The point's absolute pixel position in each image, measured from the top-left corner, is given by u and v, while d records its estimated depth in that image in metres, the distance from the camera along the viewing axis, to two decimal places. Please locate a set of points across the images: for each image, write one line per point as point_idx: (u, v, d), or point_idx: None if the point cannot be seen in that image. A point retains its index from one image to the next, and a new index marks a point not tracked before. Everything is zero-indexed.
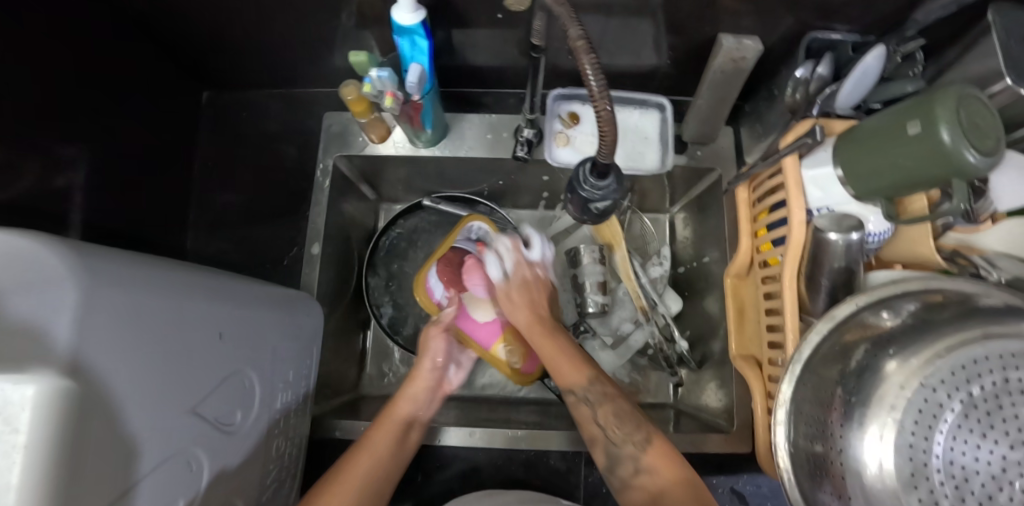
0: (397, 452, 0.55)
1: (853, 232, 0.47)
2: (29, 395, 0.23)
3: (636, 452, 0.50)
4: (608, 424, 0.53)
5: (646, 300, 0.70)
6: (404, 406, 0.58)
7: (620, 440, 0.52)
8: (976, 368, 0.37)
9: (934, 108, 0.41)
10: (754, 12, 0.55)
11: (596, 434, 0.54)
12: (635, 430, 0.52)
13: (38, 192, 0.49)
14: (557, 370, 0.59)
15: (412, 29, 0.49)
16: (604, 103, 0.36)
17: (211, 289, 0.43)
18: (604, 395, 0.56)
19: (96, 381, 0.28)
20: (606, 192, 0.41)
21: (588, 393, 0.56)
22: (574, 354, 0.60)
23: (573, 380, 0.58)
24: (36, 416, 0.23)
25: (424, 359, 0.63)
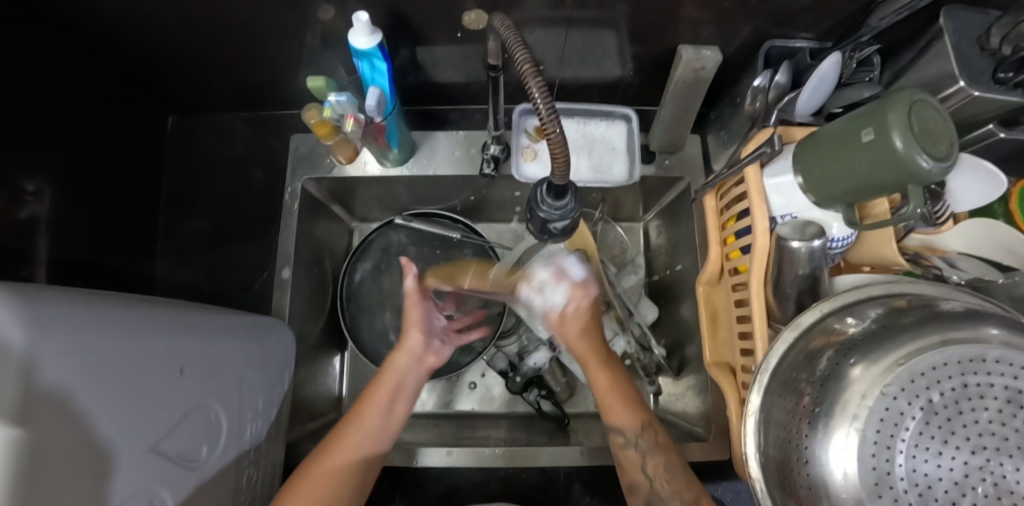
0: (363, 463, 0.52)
1: (815, 239, 0.47)
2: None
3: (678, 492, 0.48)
4: (658, 479, 0.49)
5: (622, 309, 0.70)
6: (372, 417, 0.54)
7: (667, 495, 0.48)
8: (935, 374, 0.37)
9: (886, 115, 0.42)
10: (710, 22, 0.55)
11: (640, 483, 0.50)
12: (684, 488, 0.48)
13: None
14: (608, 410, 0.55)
15: (369, 52, 0.49)
16: (553, 124, 0.35)
17: (169, 324, 0.42)
18: (657, 445, 0.51)
19: (43, 429, 0.28)
20: (564, 211, 0.41)
21: (639, 439, 0.51)
22: (629, 394, 0.56)
23: (620, 419, 0.54)
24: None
25: (408, 333, 0.59)
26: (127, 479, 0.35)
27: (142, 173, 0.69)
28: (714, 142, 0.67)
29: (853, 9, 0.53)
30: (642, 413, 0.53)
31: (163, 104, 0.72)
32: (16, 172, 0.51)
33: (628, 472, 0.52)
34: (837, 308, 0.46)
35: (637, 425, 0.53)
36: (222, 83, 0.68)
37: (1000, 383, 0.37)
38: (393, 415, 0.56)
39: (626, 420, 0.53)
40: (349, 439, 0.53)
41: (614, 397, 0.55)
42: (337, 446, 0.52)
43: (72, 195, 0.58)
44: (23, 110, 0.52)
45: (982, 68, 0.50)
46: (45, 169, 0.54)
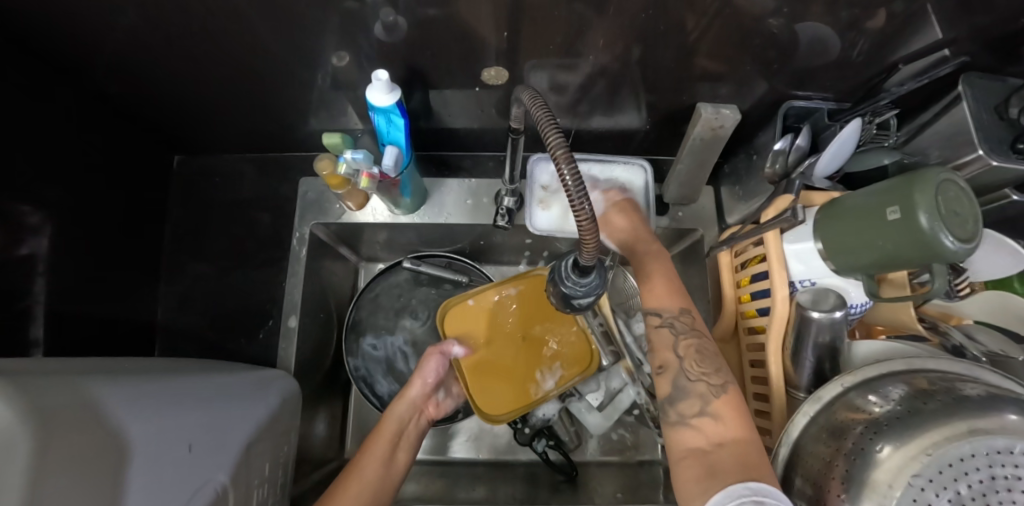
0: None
1: (836, 310, 0.47)
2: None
3: (706, 394, 0.46)
4: (689, 356, 0.48)
5: (631, 359, 0.65)
6: (373, 466, 0.55)
7: (693, 377, 0.47)
8: (963, 466, 0.36)
9: (911, 195, 0.41)
10: (729, 79, 0.55)
11: (670, 361, 0.49)
12: (713, 371, 0.47)
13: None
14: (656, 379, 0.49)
15: (387, 109, 0.48)
16: (585, 208, 0.34)
17: (168, 403, 0.41)
18: (692, 330, 0.50)
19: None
20: (589, 288, 0.40)
21: (675, 318, 0.51)
22: (673, 281, 0.54)
23: (664, 301, 0.52)
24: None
25: (415, 380, 0.62)
26: None
27: (145, 213, 0.67)
28: (728, 195, 0.66)
29: (871, 73, 0.53)
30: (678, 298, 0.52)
31: (169, 143, 0.70)
32: (15, 204, 0.49)
33: (658, 352, 0.50)
34: (858, 382, 0.46)
35: (677, 308, 0.52)
36: (231, 123, 0.66)
37: None
38: (394, 461, 0.57)
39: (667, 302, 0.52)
40: (357, 479, 0.53)
41: (662, 286, 0.53)
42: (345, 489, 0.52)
43: (74, 232, 0.56)
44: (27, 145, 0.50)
45: (1000, 137, 0.50)
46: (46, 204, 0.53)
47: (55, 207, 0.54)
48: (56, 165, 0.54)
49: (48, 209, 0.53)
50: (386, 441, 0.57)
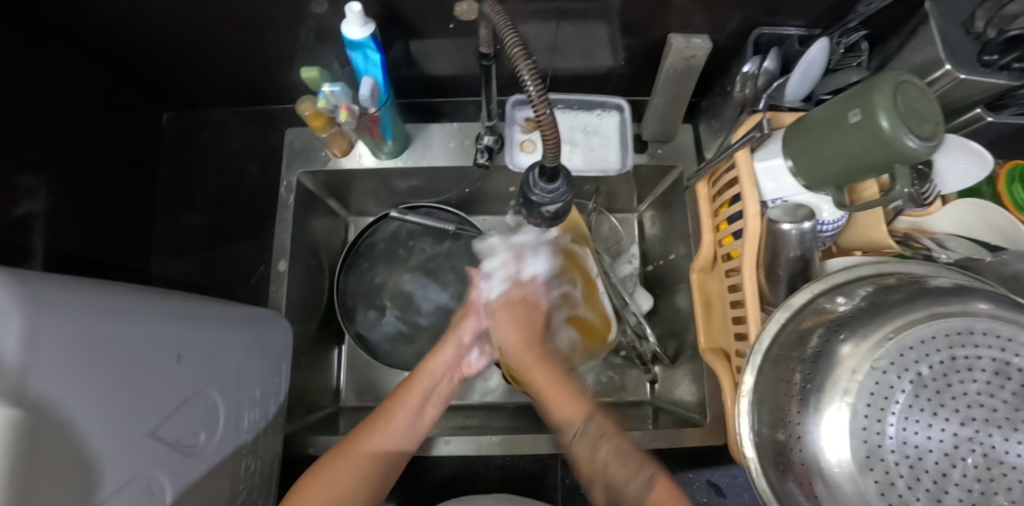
0: (383, 468, 0.52)
1: (806, 221, 0.48)
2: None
3: (641, 493, 0.45)
4: (613, 463, 0.47)
5: (617, 299, 0.71)
6: (398, 424, 0.54)
7: (627, 482, 0.46)
8: (923, 348, 0.37)
9: (872, 96, 0.42)
10: (700, 10, 0.56)
11: (594, 474, 0.47)
12: (636, 469, 0.46)
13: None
14: (551, 403, 0.51)
15: (362, 43, 0.50)
16: (545, 108, 0.36)
17: (169, 312, 0.43)
18: (608, 430, 0.49)
19: (45, 411, 0.28)
20: (558, 194, 0.41)
21: (587, 428, 0.49)
22: (557, 381, 0.53)
23: (566, 414, 0.50)
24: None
25: (451, 336, 0.59)
26: (122, 463, 0.35)
27: (138, 168, 0.69)
28: (706, 131, 0.68)
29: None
30: (584, 405, 0.50)
31: (157, 100, 0.72)
32: (12, 169, 0.51)
33: (582, 464, 0.48)
34: (828, 288, 0.47)
35: (586, 413, 0.50)
36: (216, 78, 0.68)
37: (987, 355, 0.37)
38: (424, 414, 0.56)
39: (569, 410, 0.50)
40: (381, 432, 0.53)
41: (561, 393, 0.52)
42: (366, 438, 0.52)
43: (67, 189, 0.58)
44: (21, 107, 0.52)
45: (968, 52, 0.51)
46: (42, 165, 0.54)
47: (48, 170, 0.55)
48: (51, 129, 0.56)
49: (43, 172, 0.54)
50: (416, 399, 0.55)
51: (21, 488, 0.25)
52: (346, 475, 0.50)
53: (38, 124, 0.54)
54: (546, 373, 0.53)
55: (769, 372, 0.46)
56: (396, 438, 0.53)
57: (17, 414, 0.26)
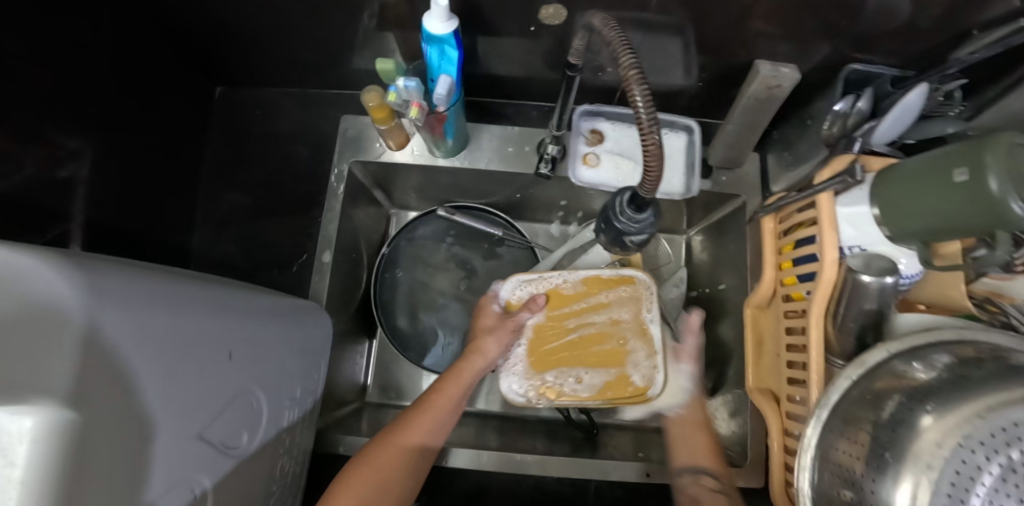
0: (418, 464, 0.53)
1: (887, 276, 0.45)
2: (23, 426, 0.22)
3: None
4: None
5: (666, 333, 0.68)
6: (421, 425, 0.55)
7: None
8: (1017, 431, 0.35)
9: (983, 155, 0.40)
10: (791, 39, 0.53)
11: None
12: None
13: (36, 184, 0.47)
14: (691, 450, 0.56)
15: (442, 38, 0.47)
16: (653, 135, 0.34)
17: (221, 305, 0.41)
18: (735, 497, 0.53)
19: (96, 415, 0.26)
20: (643, 225, 0.39)
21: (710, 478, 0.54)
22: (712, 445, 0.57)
23: (708, 462, 0.55)
24: (32, 449, 0.22)
25: (489, 338, 0.61)
26: (170, 466, 0.33)
27: (187, 142, 0.67)
28: (775, 163, 0.65)
29: (942, 38, 0.50)
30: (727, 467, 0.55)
31: (211, 74, 0.70)
32: (56, 128, 0.49)
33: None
34: (903, 349, 0.44)
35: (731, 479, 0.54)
36: (274, 58, 0.65)
37: None
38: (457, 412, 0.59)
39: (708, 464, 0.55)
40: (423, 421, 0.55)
41: (701, 450, 0.56)
42: (408, 428, 0.54)
43: (112, 155, 0.56)
44: (70, 64, 0.50)
45: None
46: (88, 128, 0.52)
47: (95, 132, 0.53)
48: (100, 94, 0.54)
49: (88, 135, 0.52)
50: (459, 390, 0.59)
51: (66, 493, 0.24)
52: (388, 460, 0.51)
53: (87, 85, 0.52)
54: (698, 426, 0.58)
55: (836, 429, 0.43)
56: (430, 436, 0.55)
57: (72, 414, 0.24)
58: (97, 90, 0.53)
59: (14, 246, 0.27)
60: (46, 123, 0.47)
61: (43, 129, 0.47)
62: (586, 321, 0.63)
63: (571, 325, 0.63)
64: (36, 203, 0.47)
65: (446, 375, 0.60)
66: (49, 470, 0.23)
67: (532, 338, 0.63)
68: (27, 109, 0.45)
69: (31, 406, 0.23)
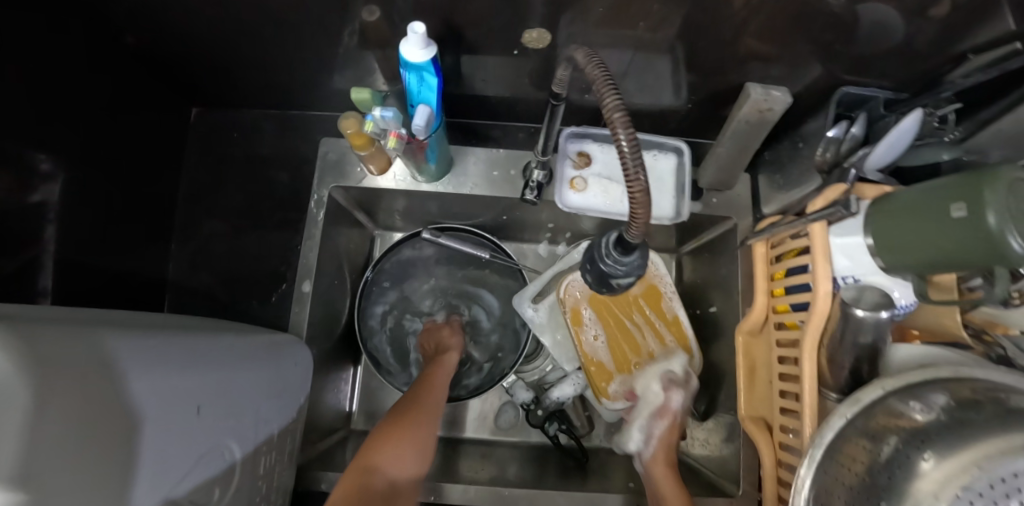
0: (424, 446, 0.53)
1: (882, 311, 0.44)
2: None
3: None
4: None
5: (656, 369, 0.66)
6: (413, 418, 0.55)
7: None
8: (1016, 482, 0.34)
9: (981, 190, 0.38)
10: (783, 60, 0.52)
11: None
12: None
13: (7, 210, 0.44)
14: None
15: (421, 65, 0.45)
16: (639, 178, 0.31)
17: (190, 356, 0.39)
18: None
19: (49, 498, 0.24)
20: (630, 268, 0.37)
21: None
22: None
23: None
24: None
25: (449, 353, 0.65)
26: None
27: (160, 165, 0.65)
28: (766, 184, 0.64)
29: (936, 62, 0.49)
30: None
31: (187, 96, 0.67)
32: (28, 149, 0.46)
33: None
34: (899, 386, 0.42)
35: None
36: (252, 80, 0.63)
37: None
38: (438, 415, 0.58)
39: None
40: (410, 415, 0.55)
41: None
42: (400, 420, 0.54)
43: (84, 179, 0.53)
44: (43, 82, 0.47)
45: None
46: (60, 150, 0.50)
47: (66, 154, 0.50)
48: (71, 115, 0.51)
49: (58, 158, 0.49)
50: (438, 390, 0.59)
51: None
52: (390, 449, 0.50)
53: (61, 104, 0.49)
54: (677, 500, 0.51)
55: (831, 471, 0.42)
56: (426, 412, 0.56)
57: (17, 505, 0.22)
58: (68, 112, 0.50)
59: None
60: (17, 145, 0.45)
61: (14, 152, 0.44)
62: (637, 333, 0.68)
63: (635, 318, 0.68)
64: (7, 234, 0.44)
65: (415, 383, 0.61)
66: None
67: (575, 315, 0.68)
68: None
69: None
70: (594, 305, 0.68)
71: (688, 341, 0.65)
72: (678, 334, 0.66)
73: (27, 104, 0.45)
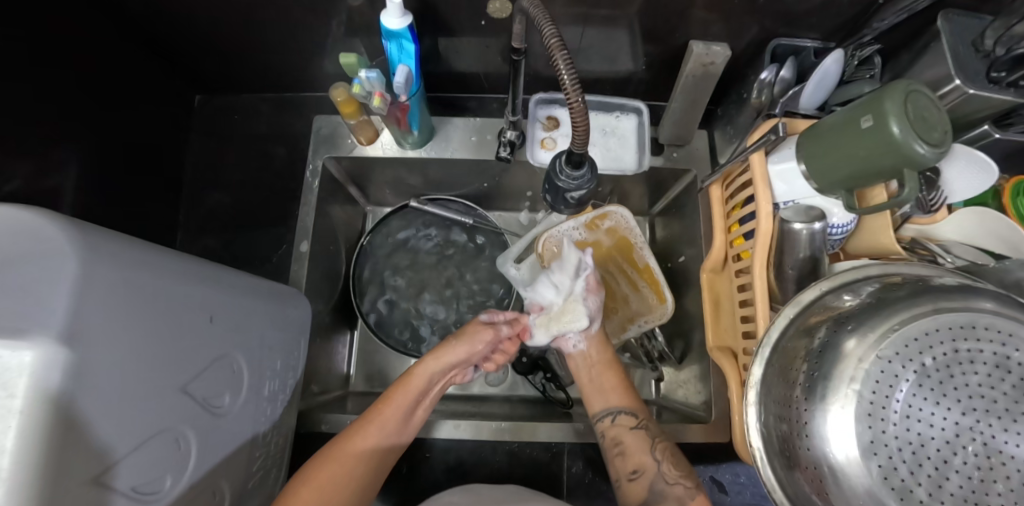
0: (373, 466, 0.52)
1: (817, 222, 0.50)
2: (25, 361, 0.26)
3: (684, 496, 0.50)
4: (665, 457, 0.54)
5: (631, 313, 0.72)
6: (368, 437, 0.53)
7: (671, 478, 0.51)
8: (928, 339, 0.38)
9: (883, 102, 0.44)
10: (720, 21, 0.58)
11: (646, 466, 0.53)
12: (687, 474, 0.52)
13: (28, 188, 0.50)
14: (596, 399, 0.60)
15: (399, 33, 0.52)
16: (578, 98, 0.38)
17: (206, 276, 0.44)
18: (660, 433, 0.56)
19: (85, 358, 0.29)
20: (582, 181, 0.43)
21: (649, 421, 0.57)
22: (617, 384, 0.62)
23: (616, 401, 0.60)
24: (31, 380, 0.26)
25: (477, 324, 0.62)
26: (155, 414, 0.36)
27: (168, 147, 0.72)
28: (721, 138, 0.71)
29: (854, 12, 0.56)
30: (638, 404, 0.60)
31: (191, 83, 0.74)
32: (44, 143, 0.53)
33: (631, 455, 0.54)
34: (835, 286, 0.48)
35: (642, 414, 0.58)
36: (253, 67, 0.71)
37: (990, 349, 0.37)
38: (411, 420, 0.57)
39: (621, 402, 0.60)
40: (369, 430, 0.53)
41: (610, 389, 0.61)
42: (356, 438, 0.52)
43: (96, 165, 0.59)
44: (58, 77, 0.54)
45: (977, 69, 0.52)
46: (74, 136, 0.56)
47: (82, 140, 0.57)
48: (87, 107, 0.58)
49: (73, 148, 0.56)
50: (407, 403, 0.56)
51: (61, 424, 0.27)
52: (333, 476, 0.50)
53: (75, 98, 0.56)
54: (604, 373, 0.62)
55: (776, 361, 0.46)
56: (384, 436, 0.54)
57: (66, 352, 0.28)
58: (83, 106, 0.57)
59: (17, 204, 0.29)
60: (35, 137, 0.51)
61: (31, 140, 0.51)
62: (611, 281, 0.73)
63: (610, 266, 0.73)
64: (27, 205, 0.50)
65: (394, 384, 0.58)
66: (47, 402, 0.26)
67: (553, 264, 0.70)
68: (16, 119, 0.49)
69: (34, 343, 0.26)
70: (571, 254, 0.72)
71: (658, 286, 0.71)
72: (648, 279, 0.72)
73: (41, 100, 0.52)
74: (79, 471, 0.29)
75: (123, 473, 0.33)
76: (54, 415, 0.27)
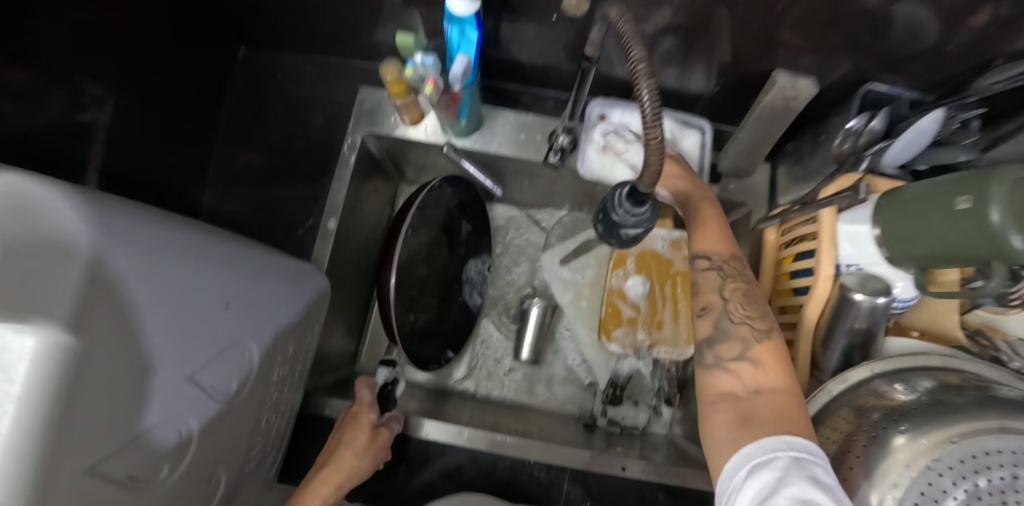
0: None
1: (880, 296, 0.45)
2: (26, 345, 0.23)
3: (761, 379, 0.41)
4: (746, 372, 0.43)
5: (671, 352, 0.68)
6: None
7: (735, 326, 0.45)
8: (987, 459, 0.34)
9: (987, 184, 0.39)
10: (812, 52, 0.53)
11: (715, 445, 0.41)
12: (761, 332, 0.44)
13: (56, 125, 0.47)
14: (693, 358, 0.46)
15: (464, 18, 0.47)
16: (657, 131, 0.33)
17: (223, 258, 0.42)
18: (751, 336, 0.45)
19: (92, 342, 0.27)
20: (640, 219, 0.40)
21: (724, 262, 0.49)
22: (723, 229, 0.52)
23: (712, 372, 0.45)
24: (30, 368, 0.23)
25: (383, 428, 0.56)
26: (160, 402, 0.34)
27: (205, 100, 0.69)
28: (784, 175, 0.66)
29: (966, 66, 0.49)
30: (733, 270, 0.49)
31: (234, 33, 0.71)
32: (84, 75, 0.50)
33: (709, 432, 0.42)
34: (889, 370, 0.45)
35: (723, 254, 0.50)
36: (301, 25, 0.66)
37: None
38: None
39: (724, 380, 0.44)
40: None
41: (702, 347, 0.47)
42: None
43: (130, 108, 0.56)
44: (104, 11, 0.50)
45: None
46: (110, 71, 0.53)
47: (118, 79, 0.54)
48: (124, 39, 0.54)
49: (109, 85, 0.53)
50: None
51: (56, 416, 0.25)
52: None
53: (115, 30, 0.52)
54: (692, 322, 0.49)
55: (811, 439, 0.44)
56: None
57: (69, 339, 0.25)
58: (121, 44, 0.54)
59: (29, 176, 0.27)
60: (76, 73, 0.48)
61: (70, 72, 0.48)
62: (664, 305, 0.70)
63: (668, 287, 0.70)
64: (56, 144, 0.47)
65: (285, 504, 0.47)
66: (45, 393, 0.24)
67: (620, 259, 0.70)
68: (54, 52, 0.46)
69: (37, 327, 0.24)
70: (643, 258, 0.70)
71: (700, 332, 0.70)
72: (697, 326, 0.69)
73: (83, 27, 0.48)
74: (69, 463, 0.27)
75: (115, 463, 0.31)
76: (52, 403, 0.24)
